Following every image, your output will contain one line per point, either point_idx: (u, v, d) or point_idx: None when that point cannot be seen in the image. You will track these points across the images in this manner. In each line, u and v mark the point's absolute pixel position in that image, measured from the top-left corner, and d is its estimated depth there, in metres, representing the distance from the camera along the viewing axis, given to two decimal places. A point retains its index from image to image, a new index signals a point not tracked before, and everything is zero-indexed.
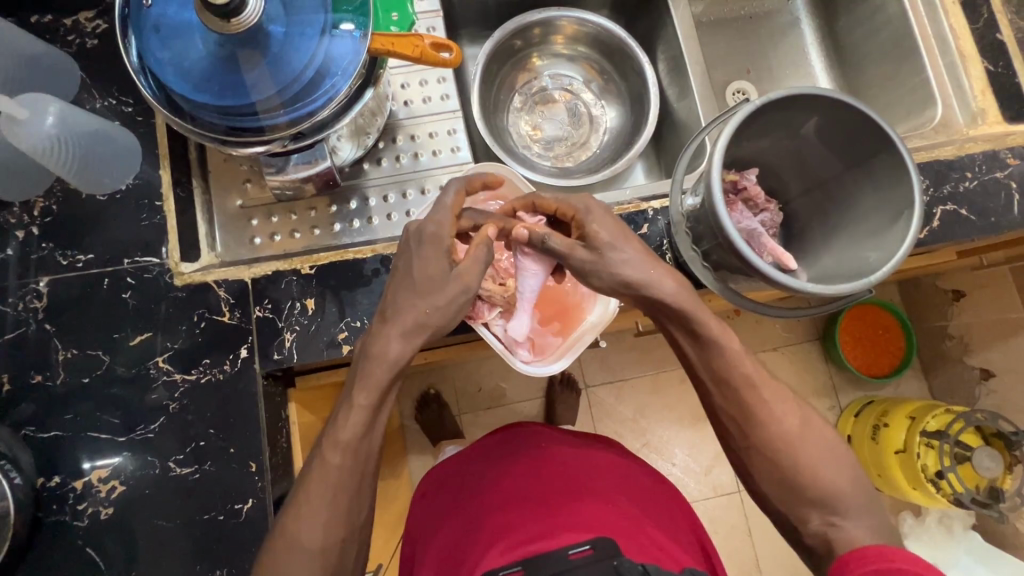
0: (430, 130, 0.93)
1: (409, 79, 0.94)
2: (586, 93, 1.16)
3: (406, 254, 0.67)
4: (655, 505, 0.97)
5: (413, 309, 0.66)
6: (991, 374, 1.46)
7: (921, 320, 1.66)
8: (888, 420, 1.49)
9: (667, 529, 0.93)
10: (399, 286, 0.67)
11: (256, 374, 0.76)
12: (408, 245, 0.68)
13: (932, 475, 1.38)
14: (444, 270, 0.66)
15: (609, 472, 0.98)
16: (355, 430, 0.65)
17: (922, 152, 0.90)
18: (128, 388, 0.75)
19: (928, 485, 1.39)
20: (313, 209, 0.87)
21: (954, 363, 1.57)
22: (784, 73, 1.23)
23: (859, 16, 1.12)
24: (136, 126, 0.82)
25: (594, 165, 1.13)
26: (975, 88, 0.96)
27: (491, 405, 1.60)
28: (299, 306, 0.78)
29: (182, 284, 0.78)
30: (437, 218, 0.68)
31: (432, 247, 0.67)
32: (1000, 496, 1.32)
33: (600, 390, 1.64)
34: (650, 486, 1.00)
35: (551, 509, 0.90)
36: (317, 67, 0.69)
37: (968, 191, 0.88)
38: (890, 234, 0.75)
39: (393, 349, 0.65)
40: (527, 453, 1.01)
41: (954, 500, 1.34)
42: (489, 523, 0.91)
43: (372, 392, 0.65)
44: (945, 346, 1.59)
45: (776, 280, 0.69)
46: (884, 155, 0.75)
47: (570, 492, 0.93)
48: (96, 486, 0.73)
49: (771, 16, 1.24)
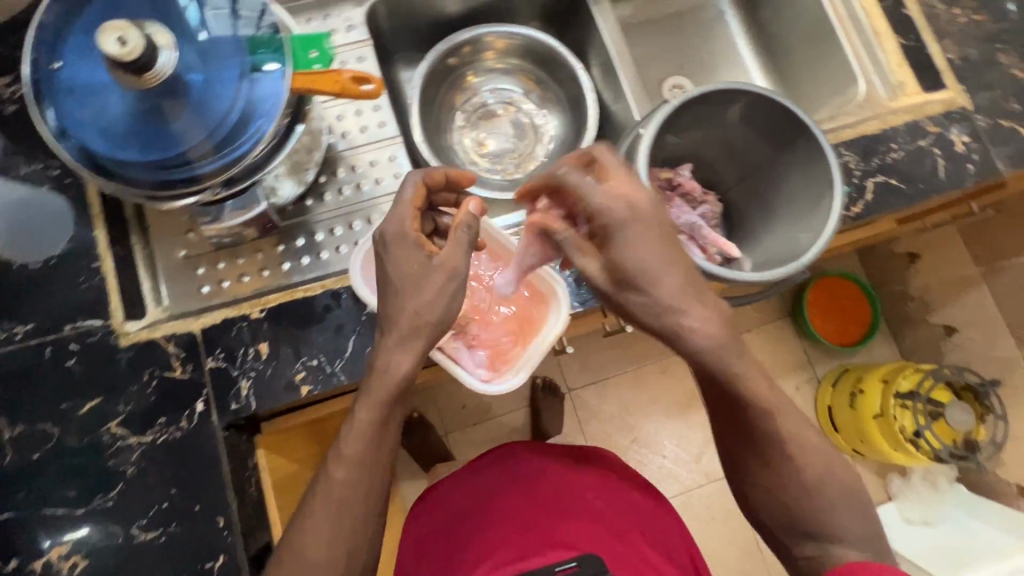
0: (371, 159, 0.93)
1: (344, 110, 0.94)
2: (526, 104, 1.17)
3: (384, 259, 0.65)
4: (638, 515, 0.98)
5: (405, 311, 0.63)
6: (955, 330, 1.50)
7: (884, 285, 1.70)
8: (863, 385, 1.52)
9: (649, 535, 0.96)
10: (385, 292, 0.64)
11: (215, 426, 0.75)
12: (383, 249, 0.66)
13: (910, 435, 1.41)
14: (425, 265, 0.64)
15: (596, 487, 1.00)
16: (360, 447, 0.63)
17: (849, 129, 0.94)
18: (83, 458, 0.72)
19: (908, 446, 1.42)
20: (259, 250, 0.85)
21: (919, 323, 1.60)
22: (717, 65, 1.27)
23: (780, 3, 1.16)
24: (65, 188, 0.80)
25: (542, 174, 1.14)
26: (892, 61, 0.99)
27: (477, 421, 1.60)
28: (252, 351, 0.77)
29: (129, 343, 0.76)
30: (405, 214, 0.67)
31: (400, 245, 0.65)
32: (974, 446, 1.39)
33: (583, 392, 1.65)
34: (636, 497, 1.01)
35: (542, 529, 0.94)
36: (239, 112, 0.69)
37: (895, 162, 0.92)
38: (816, 216, 0.77)
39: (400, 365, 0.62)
40: (515, 475, 1.00)
41: (935, 457, 1.39)
42: (483, 547, 0.93)
43: (374, 406, 0.63)
44: (908, 307, 1.63)
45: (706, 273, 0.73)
46: (802, 141, 0.78)
47: (559, 511, 0.96)
48: (57, 565, 0.70)
49: (698, 11, 1.28)
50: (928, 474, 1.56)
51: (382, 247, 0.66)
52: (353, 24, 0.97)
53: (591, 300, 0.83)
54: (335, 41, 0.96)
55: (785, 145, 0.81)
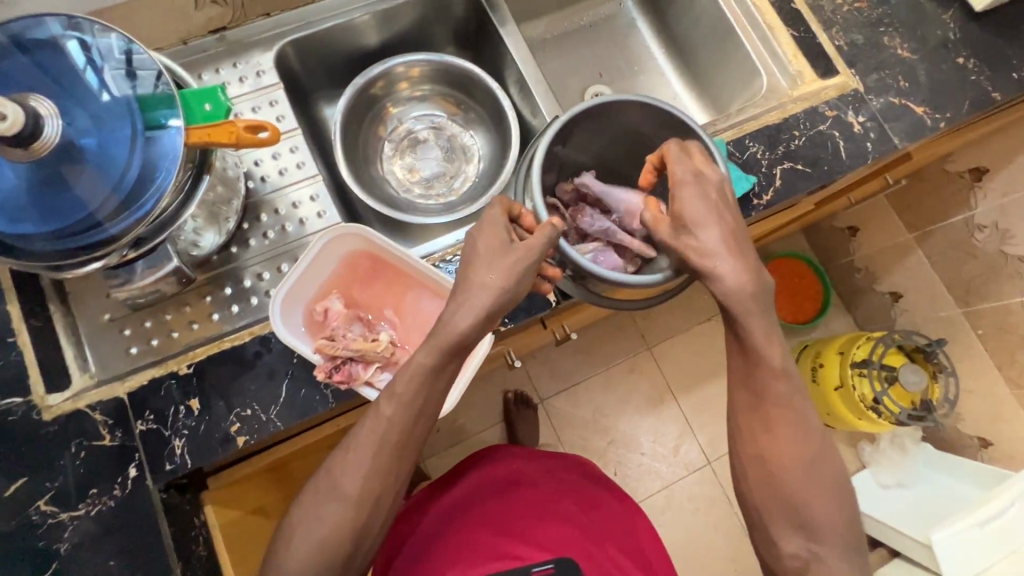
0: (294, 200, 0.93)
1: (260, 155, 0.94)
2: (452, 126, 1.20)
3: (469, 243, 0.71)
4: (604, 519, 1.01)
5: (478, 281, 0.68)
6: (899, 295, 1.56)
7: (833, 261, 1.76)
8: (822, 360, 1.57)
9: (614, 537, 0.99)
10: (465, 265, 0.69)
11: (150, 490, 0.73)
12: (472, 236, 0.72)
13: (871, 403, 1.45)
14: (507, 246, 0.70)
15: (567, 492, 1.02)
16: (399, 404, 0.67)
17: (754, 121, 0.98)
18: (13, 542, 0.70)
19: (870, 413, 1.46)
20: (185, 305, 0.83)
21: (868, 293, 1.67)
22: (634, 71, 1.31)
23: (682, 8, 1.21)
24: None
25: (475, 194, 1.15)
26: (788, 53, 1.05)
27: (453, 443, 1.59)
28: (183, 409, 0.76)
29: (53, 416, 0.74)
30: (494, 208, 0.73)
31: (490, 226, 0.71)
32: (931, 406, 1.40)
33: (554, 400, 1.66)
34: (604, 499, 1.03)
35: (527, 535, 0.95)
36: (136, 172, 0.68)
37: (799, 148, 0.96)
38: None
39: (460, 320, 0.66)
40: (488, 485, 0.99)
41: (895, 421, 1.42)
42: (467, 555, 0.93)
43: (435, 349, 0.67)
44: (857, 278, 1.69)
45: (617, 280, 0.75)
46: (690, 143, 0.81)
47: (535, 518, 0.97)
48: None
49: (609, 20, 1.32)
50: (895, 438, 1.58)
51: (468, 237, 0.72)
52: (262, 70, 0.99)
53: (523, 314, 0.84)
54: (233, 92, 0.97)
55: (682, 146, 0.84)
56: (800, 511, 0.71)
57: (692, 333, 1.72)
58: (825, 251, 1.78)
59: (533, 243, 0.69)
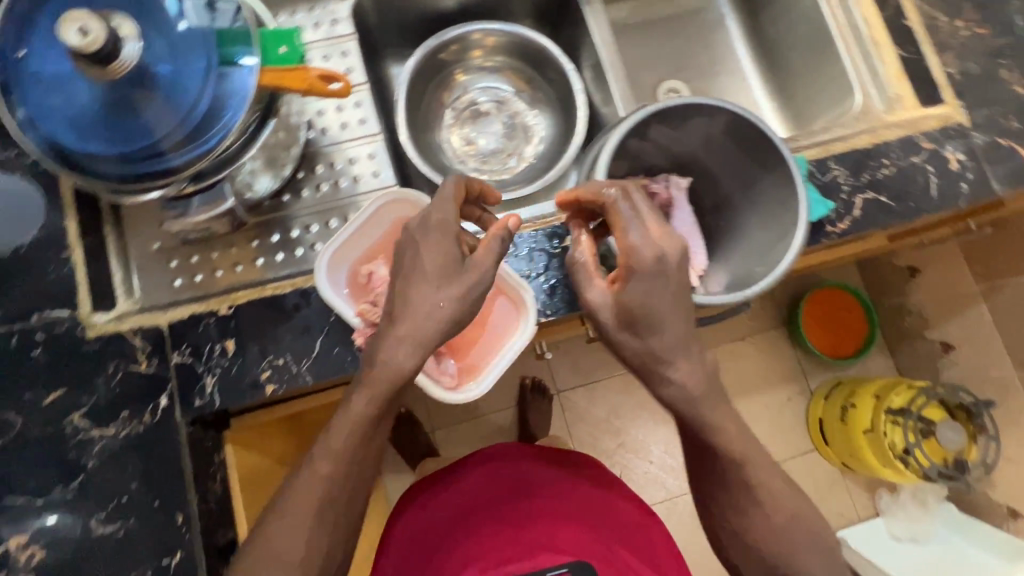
0: (351, 155, 0.92)
1: (324, 105, 0.92)
2: (517, 103, 1.16)
3: (410, 252, 0.67)
4: (612, 519, 0.97)
5: (420, 306, 0.64)
6: (952, 347, 1.47)
7: (883, 299, 1.67)
8: (855, 401, 1.49)
9: (623, 536, 0.95)
10: (406, 282, 0.66)
11: (177, 422, 0.74)
12: (414, 240, 0.67)
13: (900, 452, 1.38)
14: (453, 260, 0.66)
15: (572, 488, 0.99)
16: (350, 439, 0.65)
17: (842, 142, 0.91)
18: (44, 450, 0.72)
19: (897, 462, 1.38)
20: (233, 245, 0.84)
21: (916, 337, 1.58)
22: (714, 71, 1.24)
23: (779, 10, 1.13)
24: (38, 175, 0.79)
25: (530, 176, 1.12)
26: (891, 73, 0.97)
27: (464, 419, 1.59)
28: (219, 347, 0.76)
29: (95, 334, 0.76)
30: (442, 208, 0.69)
31: (441, 239, 0.67)
32: (964, 467, 1.34)
33: (572, 394, 1.64)
34: (612, 498, 1.00)
35: (533, 533, 0.93)
36: (208, 104, 0.67)
37: (886, 178, 0.89)
38: (771, 254, 0.72)
39: (394, 353, 0.63)
40: (487, 481, 0.98)
41: (923, 475, 1.36)
42: (471, 544, 0.93)
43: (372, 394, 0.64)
44: (906, 321, 1.60)
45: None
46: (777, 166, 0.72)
47: (542, 515, 0.95)
48: (13, 555, 0.69)
49: (697, 14, 1.25)
50: (917, 491, 1.50)
51: (405, 243, 0.68)
52: (337, 19, 0.96)
53: (564, 309, 0.81)
54: (306, 38, 0.95)
55: (762, 167, 0.74)
56: (826, 559, 0.67)
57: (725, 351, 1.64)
58: (879, 287, 1.68)
59: (479, 262, 0.66)
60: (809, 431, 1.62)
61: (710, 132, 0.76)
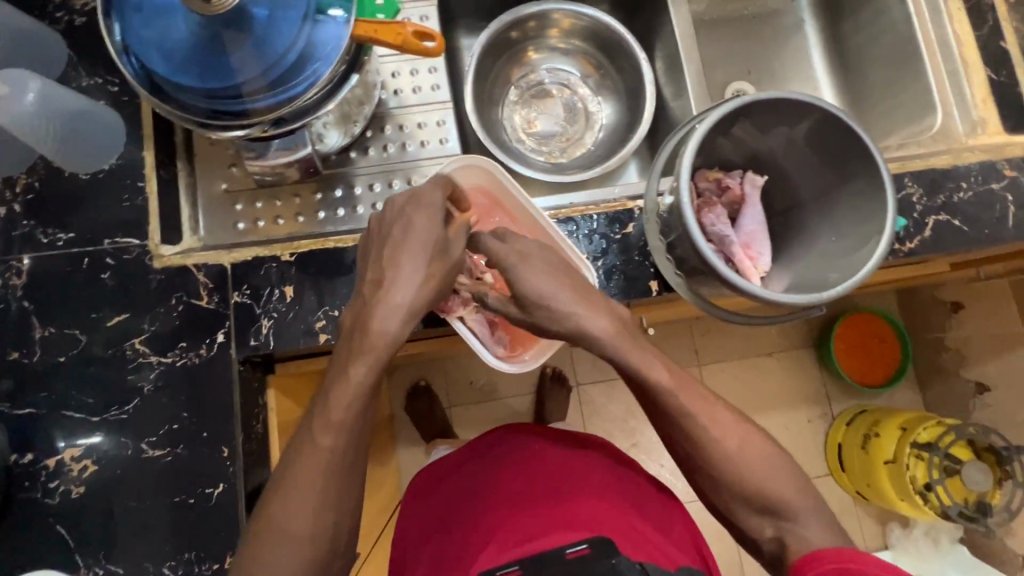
0: (419, 120, 0.93)
1: (400, 68, 0.93)
2: (582, 88, 1.15)
3: (400, 224, 0.64)
4: (641, 501, 0.83)
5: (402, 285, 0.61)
6: (987, 388, 1.29)
7: (921, 332, 1.47)
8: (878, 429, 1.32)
9: (656, 521, 0.82)
10: (390, 254, 0.62)
11: (231, 360, 0.76)
12: (403, 213, 0.64)
13: (921, 487, 1.23)
14: (440, 241, 0.64)
15: (591, 466, 0.85)
16: (350, 408, 0.59)
17: (918, 160, 0.89)
18: (104, 370, 0.75)
19: (916, 498, 1.23)
20: (297, 195, 0.86)
21: (950, 376, 1.40)
22: (786, 76, 1.21)
23: (863, 20, 1.09)
24: (121, 106, 0.81)
25: (588, 162, 1.11)
26: (977, 96, 0.94)
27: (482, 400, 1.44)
28: (277, 293, 0.78)
29: (162, 266, 0.78)
30: (433, 189, 0.67)
31: (429, 214, 0.64)
32: (987, 510, 1.18)
33: (590, 387, 1.46)
34: (638, 479, 0.87)
35: (555, 513, 0.79)
36: (299, 51, 0.68)
37: (962, 202, 0.87)
38: (855, 258, 0.70)
39: (388, 324, 0.59)
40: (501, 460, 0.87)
41: (942, 514, 1.21)
42: (484, 520, 0.80)
43: (370, 363, 0.59)
44: (942, 358, 1.41)
45: (756, 296, 0.66)
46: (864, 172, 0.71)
47: (562, 492, 0.81)
48: (68, 465, 0.73)
49: (775, 16, 1.22)
50: (930, 528, 1.39)
51: (393, 215, 0.65)
52: None
53: (618, 296, 0.81)
54: None
55: (841, 176, 0.73)
56: None
57: (750, 364, 1.47)
58: (916, 318, 1.48)
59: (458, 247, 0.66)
60: (828, 458, 1.45)
61: (792, 136, 0.74)
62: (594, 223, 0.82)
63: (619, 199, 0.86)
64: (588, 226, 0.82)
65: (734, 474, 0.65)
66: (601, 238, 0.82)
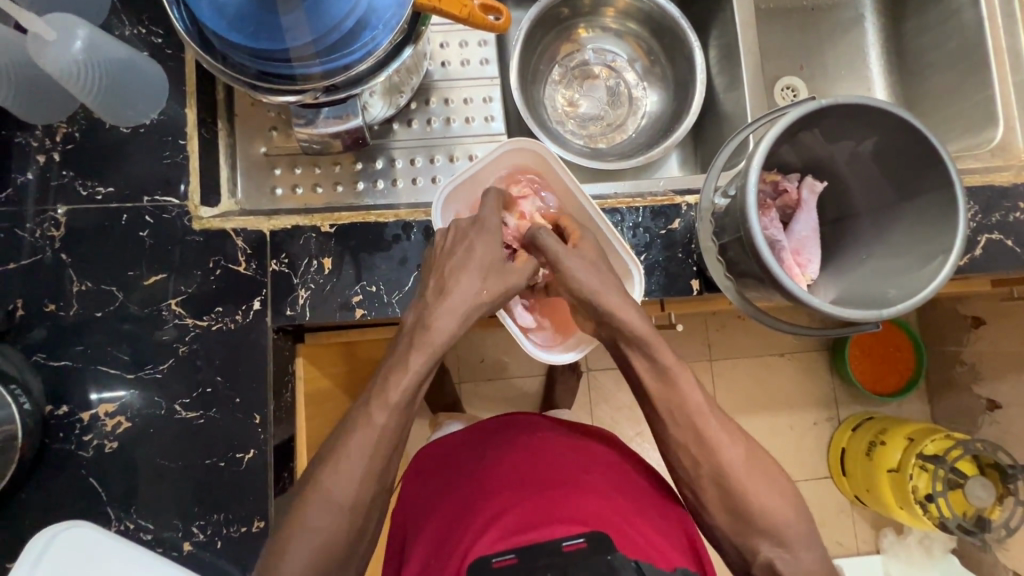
0: (466, 95, 0.90)
1: (449, 38, 0.91)
2: (629, 72, 1.11)
3: (462, 246, 0.67)
4: (640, 499, 0.79)
5: (462, 288, 0.64)
6: (998, 406, 1.25)
7: (933, 343, 1.43)
8: (886, 437, 1.28)
9: (655, 521, 0.77)
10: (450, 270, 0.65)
11: (267, 328, 0.76)
12: (467, 237, 0.67)
13: (922, 497, 1.19)
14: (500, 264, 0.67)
15: (589, 466, 0.81)
16: (406, 392, 0.60)
17: (977, 175, 0.86)
18: (141, 328, 0.75)
19: (915, 507, 1.20)
20: (338, 164, 0.86)
21: (961, 390, 1.36)
22: (839, 74, 1.15)
23: (930, 20, 1.04)
24: (165, 59, 0.78)
25: (628, 149, 1.08)
26: None
27: (490, 376, 1.39)
28: (315, 264, 0.77)
29: (201, 228, 0.77)
30: (494, 215, 0.70)
31: (490, 236, 0.67)
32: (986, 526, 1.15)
33: (600, 371, 1.42)
34: (636, 474, 0.84)
35: (551, 509, 0.74)
36: (358, 17, 0.64)
37: (1018, 222, 0.85)
38: (915, 276, 0.69)
39: (446, 324, 0.63)
40: (500, 450, 0.84)
41: (939, 525, 1.17)
42: (478, 507, 0.76)
43: (427, 354, 0.62)
44: (955, 373, 1.37)
45: (815, 308, 0.65)
46: (934, 192, 0.69)
47: (559, 485, 0.77)
48: (102, 420, 0.73)
49: (834, 10, 1.15)
50: (924, 536, 1.36)
51: (457, 237, 0.68)
52: None
53: (658, 292, 0.80)
54: None
55: (902, 194, 0.72)
56: None
57: (762, 362, 1.44)
58: (934, 330, 1.43)
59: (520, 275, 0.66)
60: (829, 459, 1.42)
61: (858, 149, 0.73)
62: (639, 216, 0.81)
63: (665, 193, 0.84)
64: (633, 219, 0.81)
65: (767, 483, 0.65)
66: (645, 232, 0.81)
